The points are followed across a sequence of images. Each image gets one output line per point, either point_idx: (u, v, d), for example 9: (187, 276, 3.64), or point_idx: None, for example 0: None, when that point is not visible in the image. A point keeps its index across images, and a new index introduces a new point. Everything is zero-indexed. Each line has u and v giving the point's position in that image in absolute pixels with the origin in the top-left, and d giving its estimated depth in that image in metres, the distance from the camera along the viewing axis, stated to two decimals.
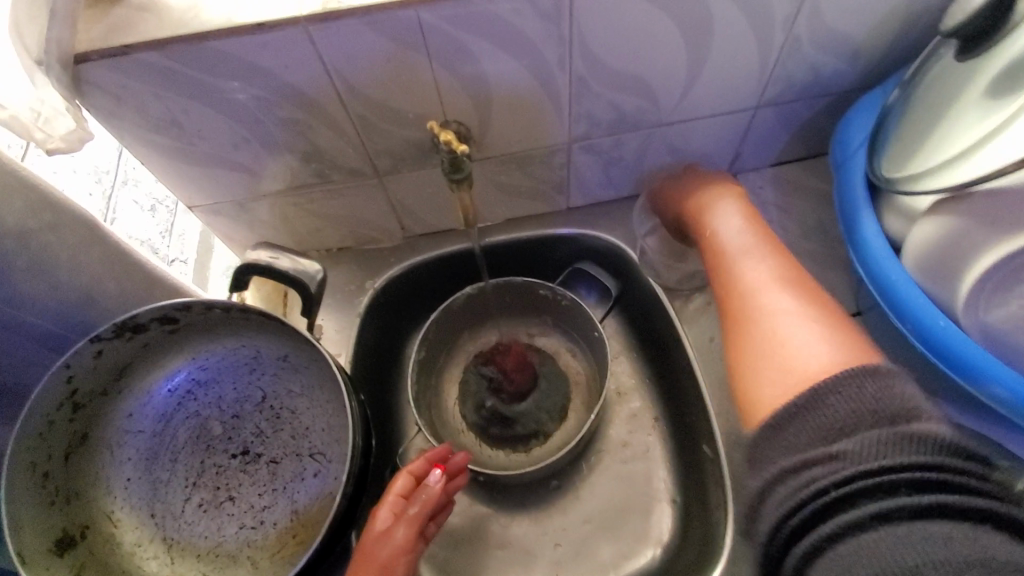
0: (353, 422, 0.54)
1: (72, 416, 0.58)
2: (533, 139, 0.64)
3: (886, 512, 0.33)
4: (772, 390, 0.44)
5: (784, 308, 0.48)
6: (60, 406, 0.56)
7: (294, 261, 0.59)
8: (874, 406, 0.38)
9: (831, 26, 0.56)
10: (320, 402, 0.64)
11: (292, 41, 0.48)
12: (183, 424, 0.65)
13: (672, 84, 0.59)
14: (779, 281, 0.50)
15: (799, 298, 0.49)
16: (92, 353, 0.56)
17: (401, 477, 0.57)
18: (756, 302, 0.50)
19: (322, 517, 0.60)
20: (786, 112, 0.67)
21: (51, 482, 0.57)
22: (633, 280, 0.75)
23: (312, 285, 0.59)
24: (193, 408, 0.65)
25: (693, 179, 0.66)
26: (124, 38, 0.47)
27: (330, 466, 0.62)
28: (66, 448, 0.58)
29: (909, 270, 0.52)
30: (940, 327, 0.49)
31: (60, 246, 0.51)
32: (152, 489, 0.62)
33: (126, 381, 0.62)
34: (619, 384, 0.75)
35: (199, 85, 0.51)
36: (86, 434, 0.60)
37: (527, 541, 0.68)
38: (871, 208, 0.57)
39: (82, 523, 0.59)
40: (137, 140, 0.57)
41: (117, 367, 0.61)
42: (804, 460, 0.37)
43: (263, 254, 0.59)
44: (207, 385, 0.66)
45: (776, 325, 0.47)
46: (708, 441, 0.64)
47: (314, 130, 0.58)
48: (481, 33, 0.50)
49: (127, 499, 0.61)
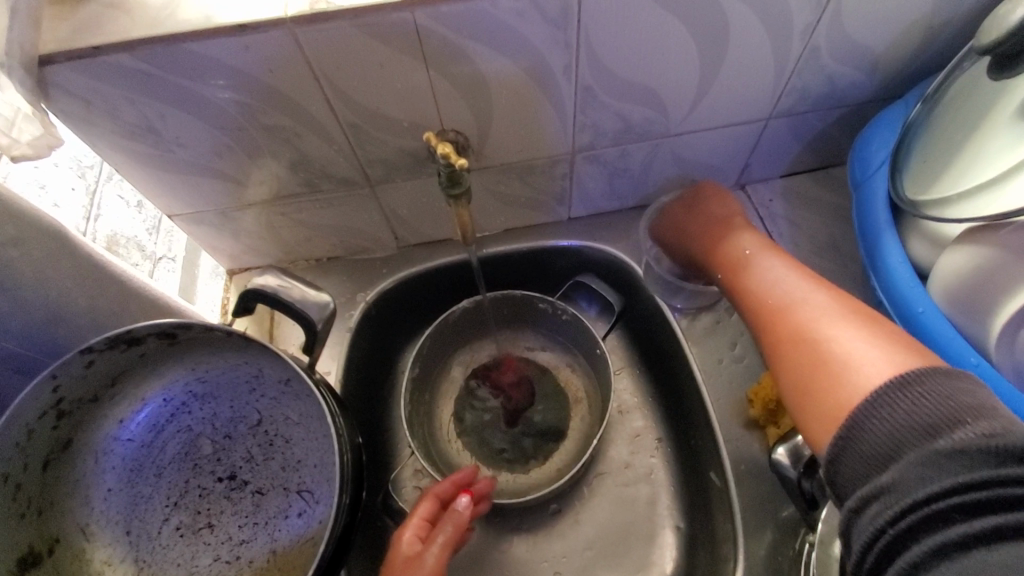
0: (339, 480, 0.51)
1: (56, 424, 0.54)
2: (536, 149, 0.60)
3: (947, 545, 0.30)
4: (819, 419, 0.40)
5: (823, 327, 0.44)
6: (44, 414, 0.52)
7: (307, 293, 0.55)
8: (915, 424, 0.35)
9: (851, 37, 0.53)
10: (316, 435, 0.59)
11: (278, 44, 0.45)
12: (173, 438, 0.61)
13: (684, 94, 0.56)
14: (814, 299, 0.47)
15: (840, 313, 0.45)
16: (82, 363, 0.52)
17: (427, 500, 0.56)
18: (794, 324, 0.46)
19: (299, 561, 0.56)
20: (798, 124, 0.64)
21: (23, 492, 0.53)
22: (636, 294, 0.72)
23: (320, 321, 0.54)
24: (186, 421, 0.61)
25: (704, 201, 0.64)
26: (93, 38, 0.43)
27: (317, 507, 0.58)
28: (46, 455, 0.54)
29: (936, 299, 0.51)
30: (972, 364, 0.48)
31: (25, 263, 0.47)
32: (131, 505, 0.58)
33: (119, 388, 0.58)
34: (622, 403, 0.72)
35: (177, 90, 0.48)
36: (70, 441, 0.56)
37: (526, 568, 0.65)
38: (894, 231, 0.56)
39: (51, 537, 0.55)
40: (110, 146, 0.53)
41: (112, 374, 0.56)
42: (858, 498, 0.34)
43: (272, 281, 0.54)
44: (204, 399, 0.62)
45: (818, 345, 0.43)
46: (716, 468, 0.62)
47: (302, 138, 0.54)
48: (482, 38, 0.47)
49: (104, 512, 0.57)
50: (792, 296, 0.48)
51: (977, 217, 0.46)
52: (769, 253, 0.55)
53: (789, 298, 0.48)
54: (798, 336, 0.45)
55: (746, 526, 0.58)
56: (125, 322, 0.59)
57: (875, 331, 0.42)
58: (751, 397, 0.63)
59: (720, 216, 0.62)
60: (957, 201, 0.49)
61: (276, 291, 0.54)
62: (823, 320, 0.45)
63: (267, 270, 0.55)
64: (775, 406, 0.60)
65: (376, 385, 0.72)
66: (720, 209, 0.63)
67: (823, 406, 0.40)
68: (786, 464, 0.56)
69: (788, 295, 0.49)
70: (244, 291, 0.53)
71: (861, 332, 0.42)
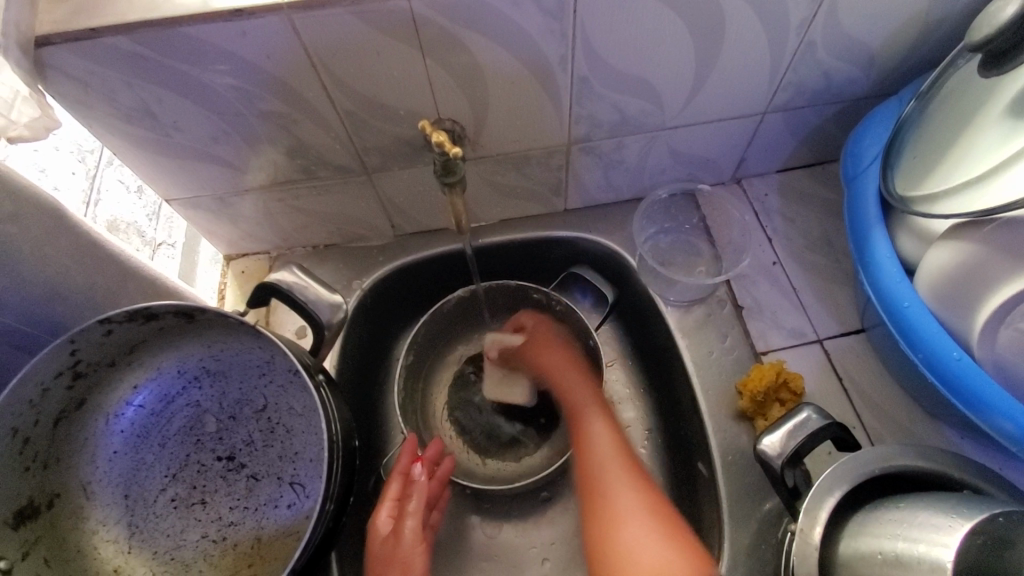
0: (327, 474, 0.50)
1: (71, 384, 0.54)
2: (532, 139, 0.61)
3: None
4: None
5: (630, 507, 0.53)
6: (59, 374, 0.52)
7: (321, 294, 0.54)
8: None
9: (847, 31, 0.53)
10: (316, 429, 0.59)
11: (275, 31, 0.45)
12: (181, 411, 0.61)
13: (679, 86, 0.56)
14: (627, 475, 0.56)
15: (642, 486, 0.55)
16: (100, 331, 0.52)
17: (393, 481, 0.57)
18: (614, 501, 0.54)
19: (282, 552, 0.56)
20: (794, 119, 0.64)
21: (31, 446, 0.53)
22: (630, 286, 0.72)
23: (329, 325, 0.54)
24: (195, 397, 0.61)
25: (547, 334, 0.69)
26: (89, 20, 0.43)
27: (307, 502, 0.58)
28: (58, 412, 0.55)
29: (921, 294, 0.52)
30: (954, 359, 0.49)
31: (24, 239, 0.47)
32: (133, 470, 0.59)
33: (137, 356, 0.58)
34: (613, 393, 0.73)
35: (174, 73, 0.48)
36: (84, 400, 0.57)
37: (515, 553, 0.66)
38: (883, 226, 0.56)
39: (52, 492, 0.55)
40: (107, 129, 0.53)
41: (130, 342, 0.56)
42: None
43: (289, 279, 0.54)
44: (215, 377, 0.62)
45: (643, 537, 0.51)
46: (703, 459, 0.62)
47: (298, 124, 0.55)
48: (477, 27, 0.47)
49: (106, 472, 0.58)
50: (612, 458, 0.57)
51: (966, 211, 0.46)
52: (593, 413, 0.62)
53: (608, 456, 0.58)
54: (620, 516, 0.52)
55: (731, 515, 0.57)
56: (125, 302, 0.59)
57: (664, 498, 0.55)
58: (740, 389, 0.61)
59: (544, 363, 0.67)
60: (944, 196, 0.49)
61: (291, 288, 0.53)
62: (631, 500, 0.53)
63: (286, 266, 0.56)
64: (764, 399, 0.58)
65: (373, 374, 0.73)
66: (556, 358, 0.67)
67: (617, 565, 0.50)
68: (770, 453, 0.49)
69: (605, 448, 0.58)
70: (262, 284, 0.53)
71: (650, 529, 0.51)
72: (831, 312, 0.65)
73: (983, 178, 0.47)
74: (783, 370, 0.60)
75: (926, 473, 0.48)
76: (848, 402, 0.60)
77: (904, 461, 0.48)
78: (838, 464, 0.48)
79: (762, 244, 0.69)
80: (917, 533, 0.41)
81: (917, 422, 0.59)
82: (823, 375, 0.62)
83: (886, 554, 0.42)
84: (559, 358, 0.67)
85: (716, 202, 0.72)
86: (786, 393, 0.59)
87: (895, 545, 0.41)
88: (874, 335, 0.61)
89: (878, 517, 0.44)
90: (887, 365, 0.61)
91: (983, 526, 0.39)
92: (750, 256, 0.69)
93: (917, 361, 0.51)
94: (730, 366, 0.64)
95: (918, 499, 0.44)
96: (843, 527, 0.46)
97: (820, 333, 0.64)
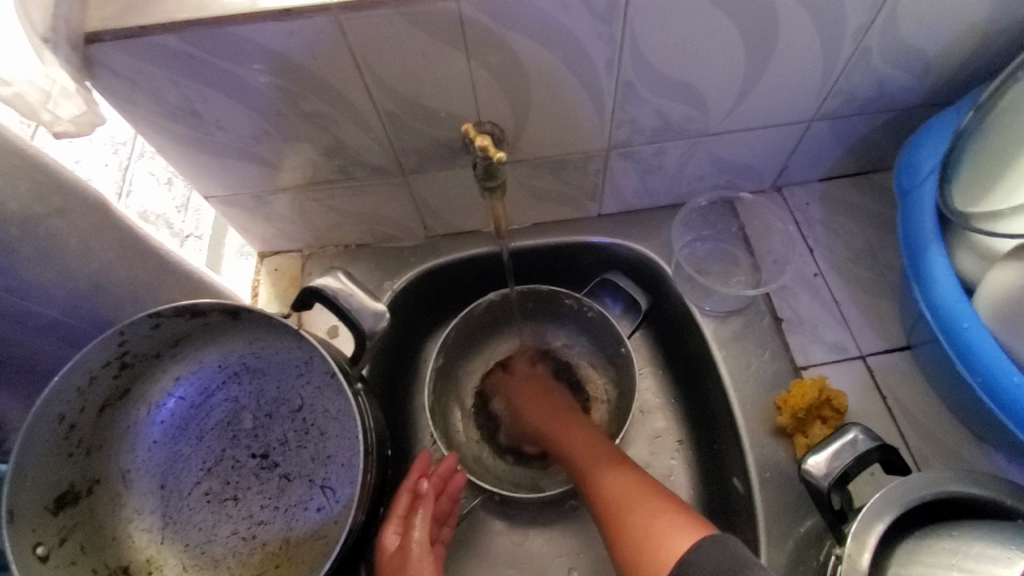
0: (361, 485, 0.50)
1: (117, 373, 0.55)
2: (571, 143, 0.59)
3: None
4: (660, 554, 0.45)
5: (644, 510, 0.49)
6: (107, 363, 0.53)
7: (365, 302, 0.53)
8: None
9: (904, 39, 0.51)
10: (350, 434, 0.59)
11: (321, 31, 0.45)
12: (219, 406, 0.61)
13: (726, 92, 0.55)
14: (612, 462, 0.56)
15: (622, 468, 0.55)
16: (148, 324, 0.53)
17: (401, 495, 0.55)
18: (627, 512, 0.50)
19: (309, 556, 0.56)
20: (841, 127, 0.62)
21: (76, 432, 0.54)
22: (663, 294, 0.70)
23: (371, 333, 0.52)
24: (233, 392, 0.61)
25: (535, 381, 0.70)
26: (138, 18, 0.43)
27: (336, 506, 0.58)
28: (102, 401, 0.55)
29: (982, 316, 0.49)
30: (1014, 383, 0.47)
31: (69, 233, 0.48)
32: (170, 461, 0.59)
33: (180, 348, 0.59)
34: (644, 402, 0.72)
35: (218, 71, 0.48)
36: (128, 389, 0.58)
37: (542, 561, 0.65)
38: (941, 242, 0.53)
39: (92, 478, 0.56)
40: (151, 126, 0.53)
41: (174, 335, 0.57)
42: None
43: (332, 283, 0.53)
44: (254, 373, 0.61)
45: (664, 534, 0.46)
46: (739, 475, 0.60)
47: (338, 124, 0.54)
48: (523, 29, 0.46)
49: (144, 462, 0.59)
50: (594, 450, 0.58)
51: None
52: (592, 455, 0.58)
53: (593, 448, 0.59)
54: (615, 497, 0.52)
55: (767, 533, 0.55)
56: (165, 297, 0.60)
57: (665, 489, 0.52)
58: (779, 404, 0.59)
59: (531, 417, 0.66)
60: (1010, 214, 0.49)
61: (337, 294, 0.52)
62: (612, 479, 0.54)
63: (329, 272, 0.55)
64: (805, 416, 0.57)
65: (402, 376, 0.73)
66: (536, 412, 0.66)
67: (638, 544, 0.47)
68: (816, 474, 0.48)
69: (586, 444, 0.60)
70: (304, 288, 0.52)
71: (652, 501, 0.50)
72: (875, 326, 0.63)
73: None
74: (826, 386, 0.58)
75: (980, 502, 0.46)
76: (891, 421, 0.58)
77: (953, 485, 0.46)
78: (885, 488, 0.46)
79: (803, 255, 0.67)
80: (973, 564, 0.39)
81: (964, 444, 0.57)
82: (865, 393, 0.60)
83: None
84: (542, 407, 0.66)
85: (755, 210, 0.70)
86: (828, 410, 0.58)
87: None
88: (921, 352, 0.59)
89: (931, 545, 0.42)
90: (934, 383, 0.59)
91: None
92: (790, 267, 0.67)
93: (972, 383, 0.49)
94: (769, 380, 0.62)
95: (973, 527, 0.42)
96: (893, 554, 0.44)
97: (863, 349, 0.62)
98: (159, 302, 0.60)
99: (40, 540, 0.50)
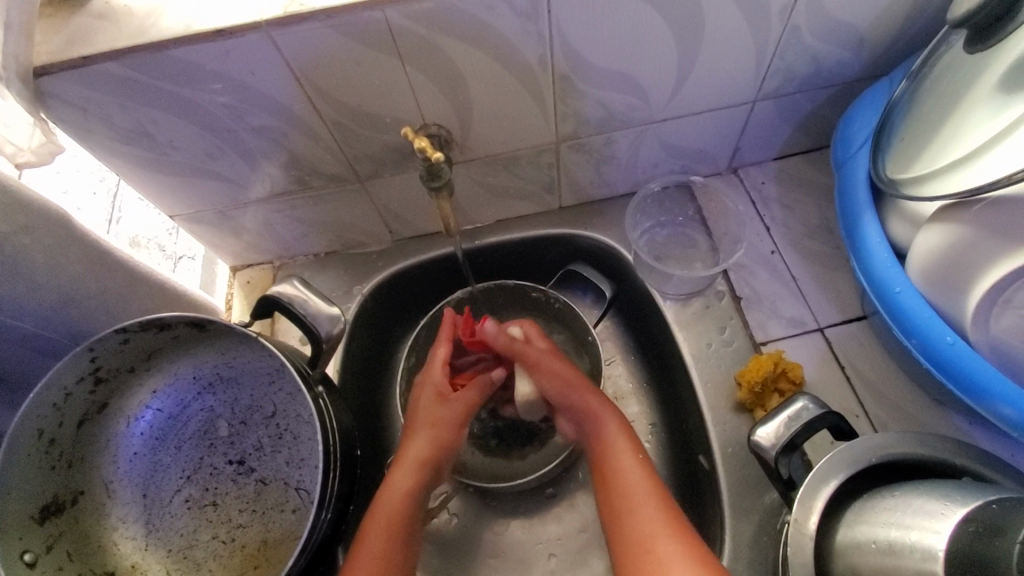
0: (321, 494, 0.51)
1: (93, 389, 0.57)
2: (521, 139, 0.61)
3: None
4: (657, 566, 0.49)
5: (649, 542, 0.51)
6: (81, 379, 0.55)
7: (320, 306, 0.54)
8: None
9: (832, 15, 0.52)
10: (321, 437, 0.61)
11: (256, 47, 0.46)
12: (196, 416, 0.63)
13: (663, 79, 0.56)
14: (620, 448, 0.57)
15: (641, 460, 0.57)
16: (117, 340, 0.54)
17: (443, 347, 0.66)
18: (638, 523, 0.52)
19: (285, 556, 0.57)
20: (786, 105, 0.63)
21: (58, 446, 0.56)
22: (626, 281, 0.72)
23: (327, 337, 0.54)
24: (209, 402, 0.64)
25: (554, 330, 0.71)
26: (82, 48, 0.45)
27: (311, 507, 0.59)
28: (81, 415, 0.57)
29: (914, 280, 0.51)
30: (947, 343, 0.48)
31: (37, 251, 0.50)
32: (152, 471, 0.61)
33: (154, 362, 0.61)
34: (617, 389, 0.73)
35: (167, 94, 0.50)
36: (106, 403, 0.60)
37: (522, 549, 0.66)
38: (873, 211, 0.55)
39: (76, 490, 0.58)
40: (111, 150, 0.55)
41: (147, 350, 0.59)
42: None
43: (292, 290, 0.54)
44: (228, 383, 0.64)
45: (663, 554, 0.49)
46: (705, 452, 0.61)
47: (290, 137, 0.56)
48: (453, 34, 0.48)
49: (126, 473, 0.61)
50: (613, 429, 0.59)
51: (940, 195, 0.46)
52: (603, 440, 0.59)
53: (611, 428, 0.59)
54: (627, 495, 0.54)
55: (732, 506, 0.56)
56: (137, 310, 0.62)
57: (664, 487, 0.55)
58: (737, 380, 0.60)
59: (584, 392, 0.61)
60: (962, 138, 0.47)
61: (293, 301, 0.53)
62: (633, 476, 0.55)
63: (287, 280, 0.55)
64: (761, 389, 0.58)
65: (377, 378, 0.74)
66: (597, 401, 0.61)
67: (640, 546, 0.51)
68: (765, 445, 0.49)
69: (609, 423, 0.59)
70: (263, 296, 0.53)
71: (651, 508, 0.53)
72: (832, 299, 0.64)
73: (955, 165, 0.47)
74: (782, 360, 0.59)
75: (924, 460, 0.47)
76: (850, 389, 0.59)
77: (898, 447, 0.47)
78: (834, 452, 0.47)
79: (759, 233, 0.68)
80: (910, 520, 0.40)
81: (922, 409, 0.58)
82: (825, 365, 0.61)
83: (880, 543, 0.41)
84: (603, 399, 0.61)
85: (711, 192, 0.72)
86: (785, 383, 0.59)
87: (891, 534, 0.41)
88: (876, 321, 0.60)
89: (875, 505, 0.43)
90: (891, 352, 0.59)
91: (978, 513, 0.38)
92: (747, 245, 0.68)
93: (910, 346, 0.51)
94: (730, 358, 0.63)
95: (913, 486, 0.43)
96: (841, 519, 0.45)
97: (822, 321, 0.63)
98: (131, 314, 0.62)
99: (27, 548, 0.52)
